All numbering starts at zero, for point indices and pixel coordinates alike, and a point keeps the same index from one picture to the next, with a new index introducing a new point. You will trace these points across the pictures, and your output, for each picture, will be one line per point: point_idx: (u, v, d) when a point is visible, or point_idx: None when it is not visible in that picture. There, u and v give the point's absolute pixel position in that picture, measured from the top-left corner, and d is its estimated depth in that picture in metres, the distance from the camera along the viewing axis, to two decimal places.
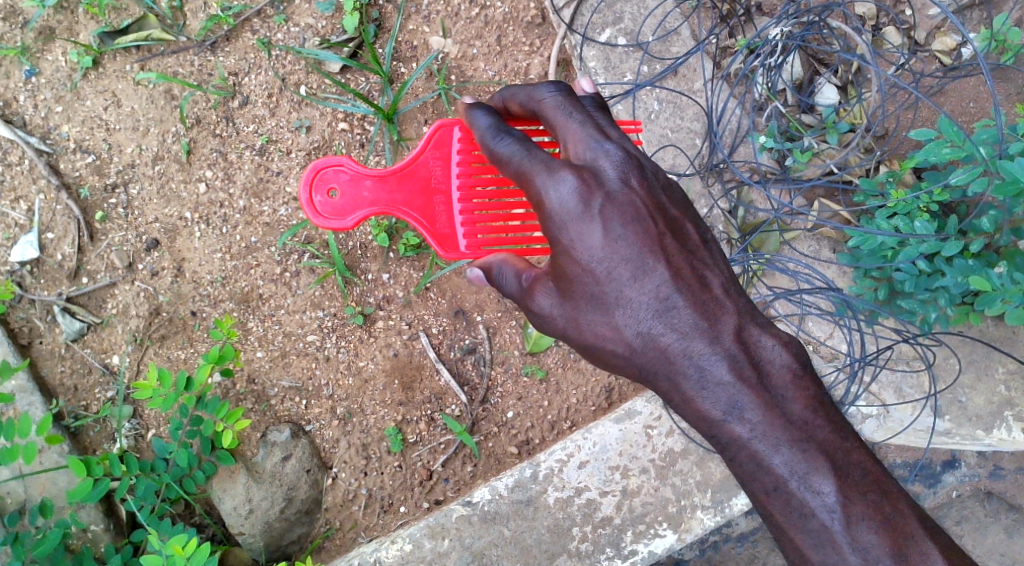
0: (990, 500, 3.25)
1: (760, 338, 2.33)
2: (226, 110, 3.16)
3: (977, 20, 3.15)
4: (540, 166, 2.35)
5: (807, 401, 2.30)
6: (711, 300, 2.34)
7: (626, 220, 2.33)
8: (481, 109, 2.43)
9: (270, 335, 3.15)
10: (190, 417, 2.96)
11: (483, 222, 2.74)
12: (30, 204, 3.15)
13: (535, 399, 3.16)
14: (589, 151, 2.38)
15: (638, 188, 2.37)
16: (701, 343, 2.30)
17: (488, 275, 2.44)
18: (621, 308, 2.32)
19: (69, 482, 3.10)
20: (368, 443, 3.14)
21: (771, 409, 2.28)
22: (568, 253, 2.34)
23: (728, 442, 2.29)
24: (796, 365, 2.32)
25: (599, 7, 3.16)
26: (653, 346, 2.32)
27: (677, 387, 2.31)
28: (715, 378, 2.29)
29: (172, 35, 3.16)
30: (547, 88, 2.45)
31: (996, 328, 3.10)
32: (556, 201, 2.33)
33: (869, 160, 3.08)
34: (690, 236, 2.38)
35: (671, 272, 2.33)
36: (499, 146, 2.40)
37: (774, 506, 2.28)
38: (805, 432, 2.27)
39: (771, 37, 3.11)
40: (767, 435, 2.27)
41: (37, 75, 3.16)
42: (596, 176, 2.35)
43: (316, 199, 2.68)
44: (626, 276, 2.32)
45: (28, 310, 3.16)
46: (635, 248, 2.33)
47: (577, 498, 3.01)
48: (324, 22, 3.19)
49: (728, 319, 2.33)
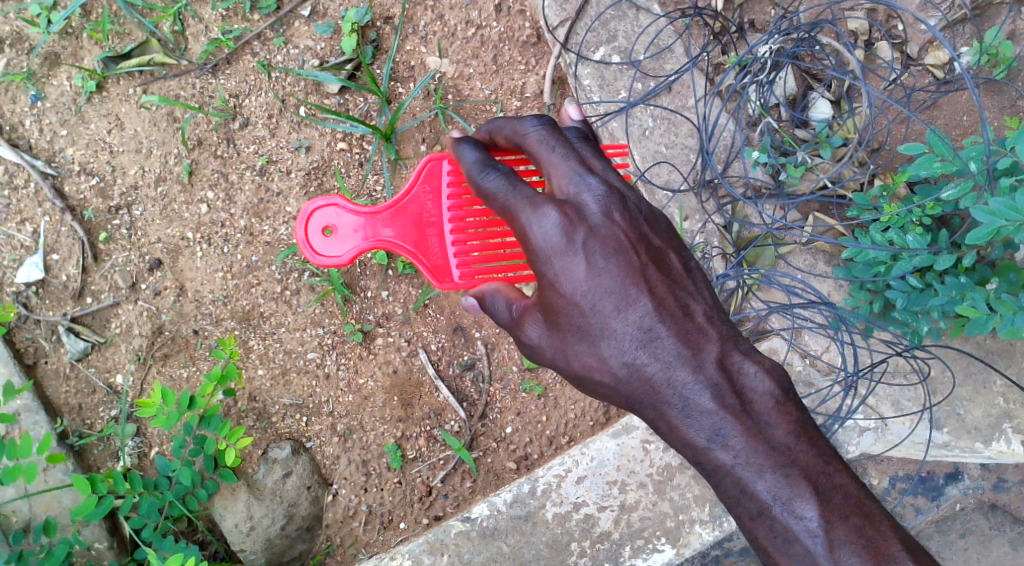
0: (994, 514, 3.21)
1: (743, 365, 2.34)
2: (227, 132, 3.21)
3: (969, 35, 3.17)
4: (523, 202, 2.36)
5: (790, 425, 2.32)
6: (694, 328, 2.36)
7: (609, 253, 2.35)
8: (467, 144, 2.44)
9: (271, 353, 3.19)
10: (194, 436, 3.00)
11: (475, 251, 2.76)
12: (35, 225, 3.21)
13: (533, 414, 3.18)
14: (572, 185, 2.39)
15: (621, 220, 2.38)
16: (685, 371, 2.32)
17: (480, 304, 2.49)
18: (606, 338, 2.34)
19: (73, 501, 3.14)
20: (368, 460, 3.17)
21: (755, 435, 2.29)
22: (553, 287, 2.35)
23: (713, 469, 2.31)
24: (779, 393, 2.33)
25: (592, 26, 3.20)
26: (638, 375, 2.34)
27: (663, 415, 2.34)
28: (699, 406, 2.31)
29: (173, 60, 3.21)
30: (531, 122, 2.45)
31: (993, 341, 3.10)
32: (540, 235, 2.34)
33: (862, 174, 3.11)
34: (673, 265, 2.40)
35: (654, 303, 2.35)
36: (485, 181, 2.42)
37: (759, 530, 2.29)
38: (788, 457, 2.29)
39: (760, 55, 3.12)
40: (749, 461, 2.28)
41: (43, 100, 3.22)
42: (579, 211, 2.36)
43: (311, 237, 2.72)
44: (610, 308, 2.34)
45: (33, 331, 3.22)
46: (618, 280, 2.34)
47: (575, 513, 3.02)
48: (323, 44, 3.23)
49: (711, 346, 2.35)
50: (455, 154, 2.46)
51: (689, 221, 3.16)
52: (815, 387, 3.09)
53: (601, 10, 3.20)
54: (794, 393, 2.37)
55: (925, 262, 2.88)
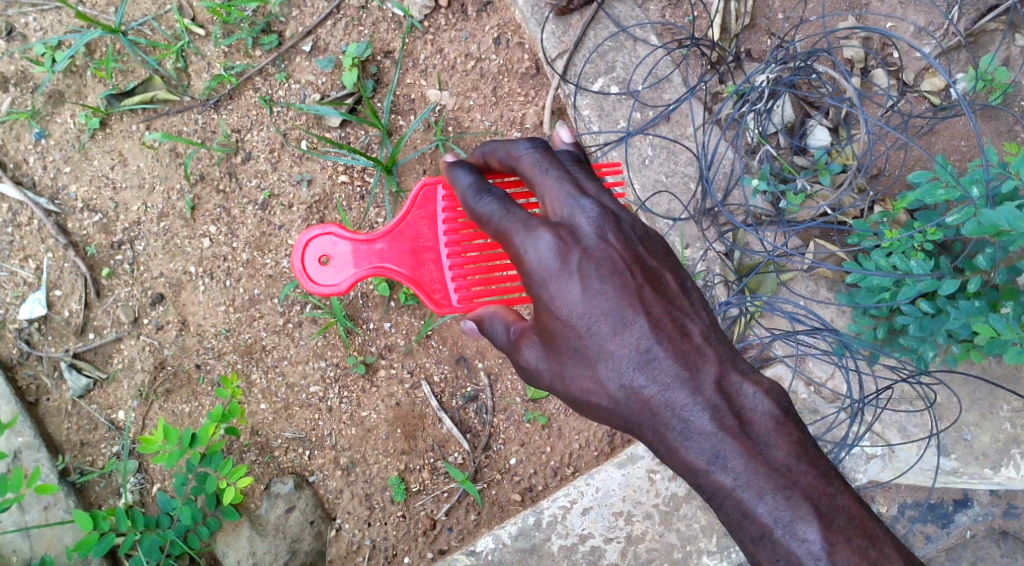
0: (1006, 540, 3.21)
1: (742, 387, 2.33)
2: (229, 166, 3.23)
3: (964, 61, 3.19)
4: (517, 224, 2.36)
5: (791, 447, 2.30)
6: (692, 349, 2.34)
7: (604, 274, 2.34)
8: (461, 168, 2.43)
9: (274, 387, 3.18)
10: (196, 473, 2.98)
11: (471, 273, 2.76)
12: (38, 262, 3.22)
13: (537, 444, 3.15)
14: (566, 208, 2.38)
15: (616, 242, 2.37)
16: (683, 393, 2.30)
17: (479, 327, 2.46)
18: (604, 360, 2.33)
19: (73, 539, 3.11)
20: (371, 494, 3.15)
21: (755, 456, 2.27)
22: (549, 309, 2.34)
23: (713, 491, 2.29)
24: (778, 413, 2.32)
25: (591, 57, 3.21)
26: (636, 398, 2.32)
27: (662, 437, 2.31)
28: (698, 428, 2.29)
29: (176, 96, 3.24)
30: (524, 145, 2.44)
31: (999, 365, 3.08)
32: (535, 258, 2.34)
33: (862, 201, 3.12)
34: (670, 285, 2.40)
35: (651, 324, 2.34)
36: (479, 205, 2.41)
37: (761, 554, 2.26)
38: (789, 478, 2.26)
39: (758, 84, 3.13)
40: (751, 483, 2.26)
41: (47, 138, 3.25)
42: (573, 233, 2.35)
43: (308, 267, 2.71)
44: (606, 330, 2.33)
45: (35, 367, 3.21)
46: (614, 301, 2.33)
47: (581, 545, 3.00)
48: (324, 79, 3.26)
49: (709, 367, 2.33)
50: (449, 179, 2.46)
51: (690, 249, 3.15)
52: (820, 415, 3.08)
53: (599, 42, 3.21)
54: (795, 414, 2.35)
55: (929, 287, 2.86)
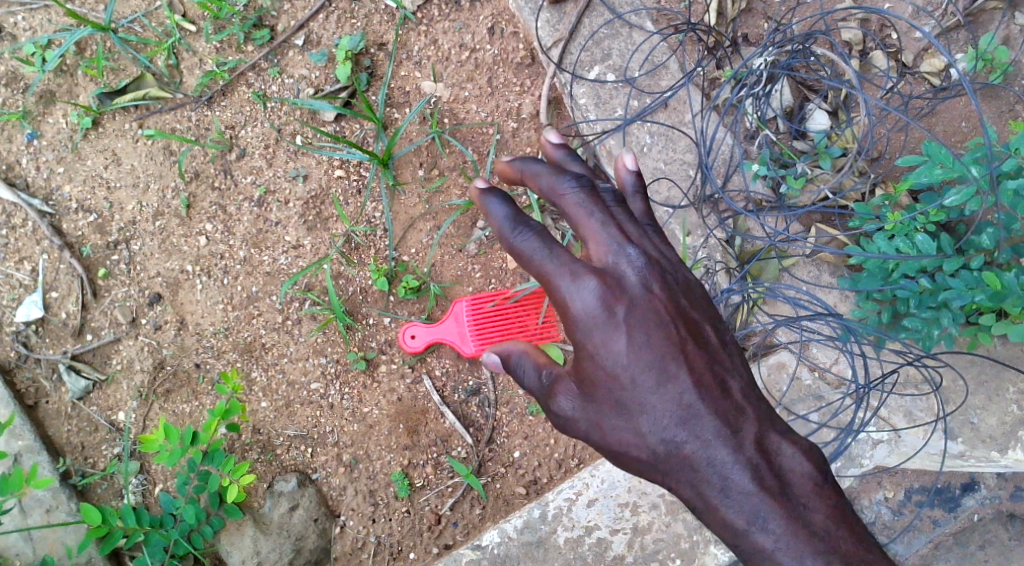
0: (1013, 523, 3.21)
1: (780, 446, 2.30)
2: (224, 163, 3.20)
3: (963, 41, 3.15)
4: (563, 270, 2.33)
5: (831, 510, 2.25)
6: (733, 407, 2.32)
7: (649, 328, 2.34)
8: (497, 199, 2.36)
9: (274, 385, 3.15)
10: (197, 472, 2.97)
11: (499, 334, 3.12)
12: (34, 264, 3.20)
13: (541, 437, 3.13)
14: (612, 256, 2.36)
15: (660, 292, 2.37)
16: (723, 450, 2.27)
17: (506, 362, 2.44)
18: (646, 414, 2.32)
19: (75, 541, 3.07)
20: (376, 490, 3.12)
21: (794, 520, 2.23)
22: (591, 359, 2.34)
23: (752, 553, 2.23)
24: (817, 477, 2.28)
25: (586, 44, 3.17)
26: (676, 452, 2.29)
27: (699, 493, 2.28)
28: (738, 487, 2.25)
29: (168, 93, 3.21)
30: (567, 182, 2.39)
31: (1004, 347, 3.03)
32: (580, 307, 2.33)
33: (863, 183, 3.08)
34: (710, 339, 2.38)
35: (694, 379, 2.32)
36: (520, 240, 2.35)
37: None
38: (828, 543, 2.22)
39: (756, 68, 3.10)
40: (789, 546, 2.21)
41: (39, 138, 3.22)
42: (618, 284, 2.35)
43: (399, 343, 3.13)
44: (650, 383, 2.32)
45: (33, 370, 3.19)
46: (657, 355, 2.33)
47: (587, 537, 2.98)
48: (317, 73, 3.23)
49: (749, 426, 2.31)
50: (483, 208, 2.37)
51: (691, 236, 3.10)
52: (826, 401, 3.03)
53: (595, 29, 3.18)
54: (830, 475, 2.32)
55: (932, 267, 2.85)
